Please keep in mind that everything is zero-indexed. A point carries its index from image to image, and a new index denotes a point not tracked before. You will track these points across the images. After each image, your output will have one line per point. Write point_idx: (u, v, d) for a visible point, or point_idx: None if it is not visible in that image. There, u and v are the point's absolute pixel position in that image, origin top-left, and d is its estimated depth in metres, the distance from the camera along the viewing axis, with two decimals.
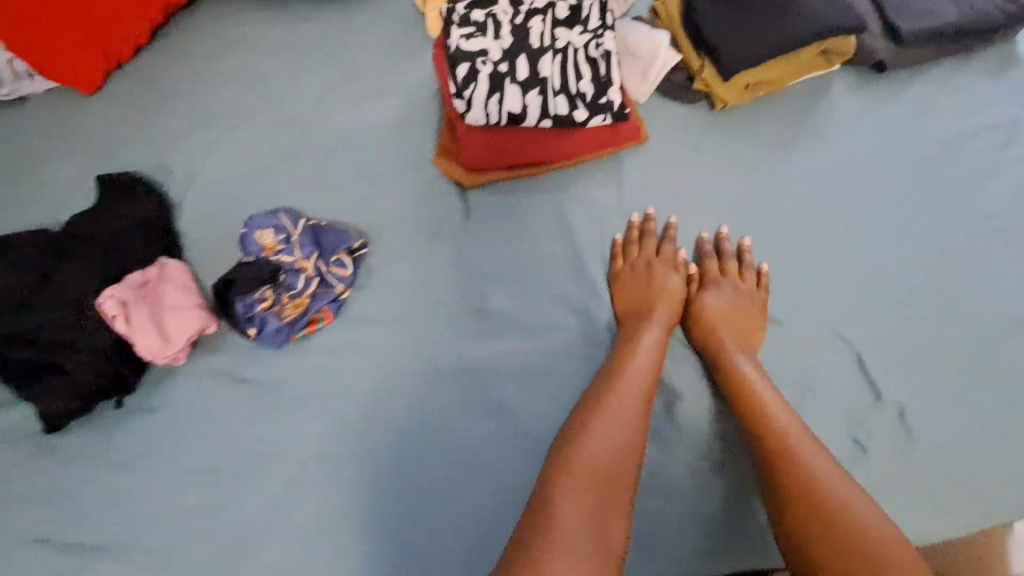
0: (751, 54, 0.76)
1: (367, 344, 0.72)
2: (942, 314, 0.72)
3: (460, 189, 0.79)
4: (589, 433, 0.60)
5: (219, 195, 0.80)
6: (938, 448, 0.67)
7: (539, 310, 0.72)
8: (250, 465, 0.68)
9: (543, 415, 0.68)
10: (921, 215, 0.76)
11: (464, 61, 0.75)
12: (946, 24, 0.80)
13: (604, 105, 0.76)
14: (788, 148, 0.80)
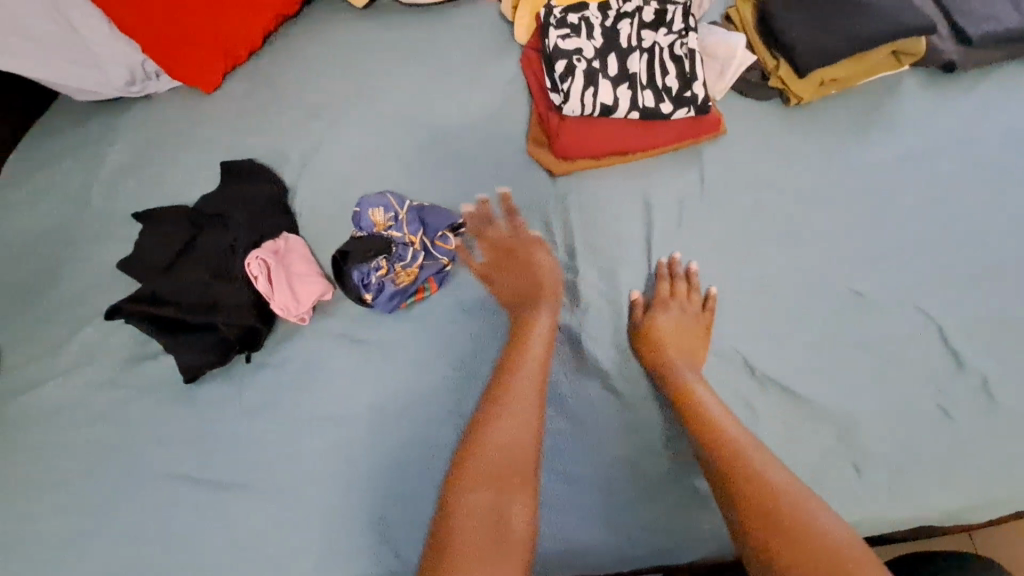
0: (827, 53, 0.84)
1: (463, 310, 0.81)
2: (1014, 293, 0.74)
3: (549, 176, 0.88)
4: (484, 436, 0.66)
5: (334, 181, 0.94)
6: (1020, 420, 0.68)
7: (622, 281, 0.80)
8: (361, 413, 0.77)
9: (629, 375, 0.74)
10: (991, 203, 0.80)
11: (561, 59, 0.84)
12: (1013, 27, 0.86)
13: (689, 98, 0.84)
14: (858, 139, 0.86)
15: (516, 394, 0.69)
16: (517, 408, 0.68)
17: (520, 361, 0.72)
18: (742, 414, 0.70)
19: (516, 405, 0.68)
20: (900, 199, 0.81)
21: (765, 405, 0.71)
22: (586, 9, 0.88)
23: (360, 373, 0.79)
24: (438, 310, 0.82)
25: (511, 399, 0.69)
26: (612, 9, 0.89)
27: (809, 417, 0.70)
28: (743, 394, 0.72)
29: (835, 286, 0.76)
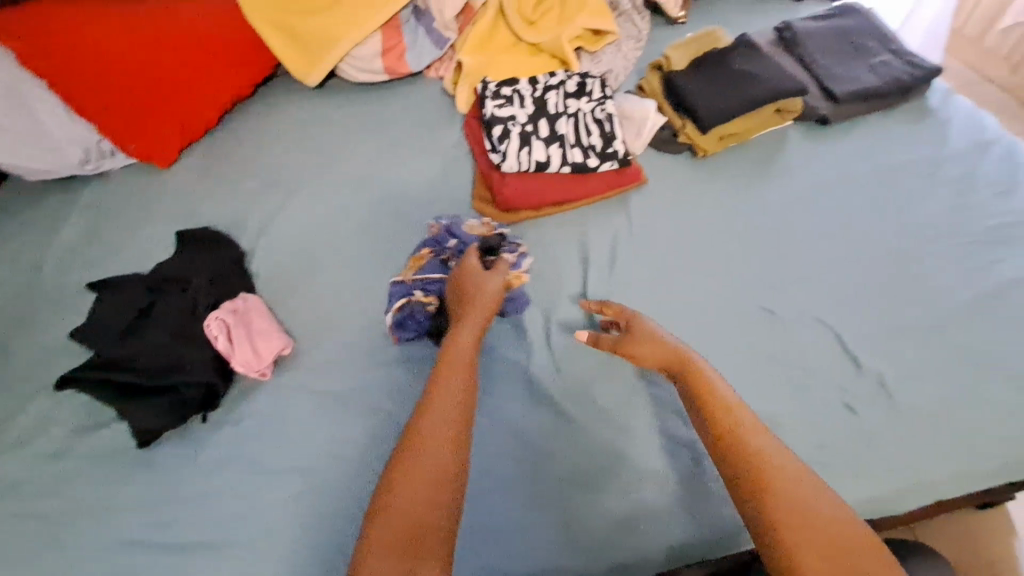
0: (722, 113, 1.01)
1: (420, 353, 0.86)
2: (899, 301, 0.85)
3: (494, 228, 0.97)
4: (438, 411, 0.64)
5: (290, 241, 0.99)
6: (916, 410, 0.76)
7: (563, 316, 0.88)
8: (319, 461, 0.78)
9: (574, 401, 0.81)
10: (871, 226, 0.93)
11: (498, 124, 0.95)
12: (869, 86, 1.04)
13: (611, 154, 0.96)
14: (755, 183, 1.00)
15: (445, 393, 0.66)
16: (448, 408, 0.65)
17: (455, 361, 0.70)
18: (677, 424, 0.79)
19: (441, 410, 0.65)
20: (798, 231, 0.93)
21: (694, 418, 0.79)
22: (517, 83, 1.01)
23: (318, 421, 0.81)
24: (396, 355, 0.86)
25: (443, 400, 0.65)
26: (541, 83, 1.03)
27: None
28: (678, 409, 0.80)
29: (750, 307, 0.86)
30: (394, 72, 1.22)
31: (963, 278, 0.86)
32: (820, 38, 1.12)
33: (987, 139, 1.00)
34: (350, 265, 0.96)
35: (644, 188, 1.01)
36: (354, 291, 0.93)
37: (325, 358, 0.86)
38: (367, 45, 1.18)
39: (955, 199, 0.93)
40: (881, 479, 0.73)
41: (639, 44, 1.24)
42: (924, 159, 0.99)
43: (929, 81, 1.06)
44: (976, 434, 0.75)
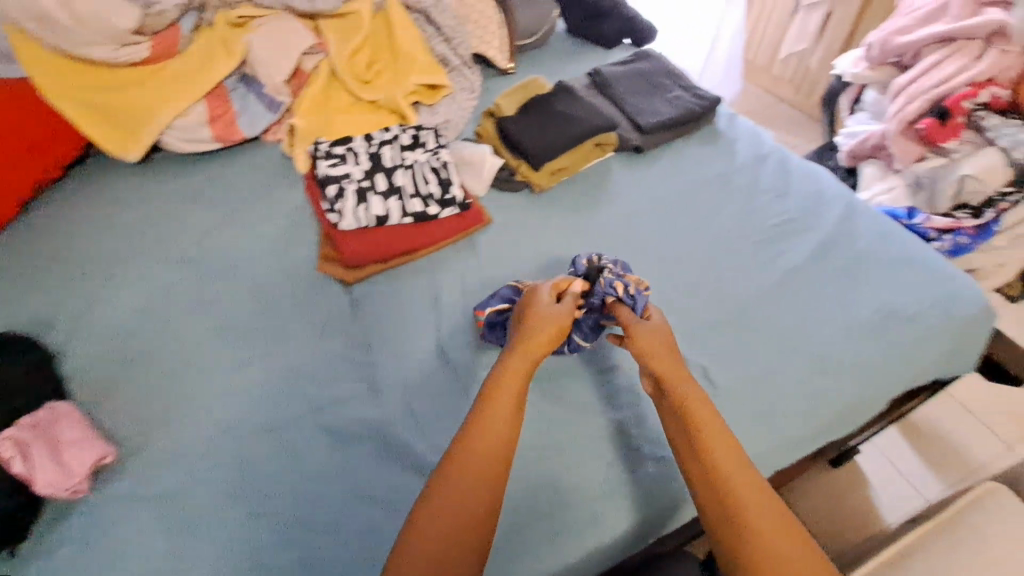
0: (549, 152, 1.11)
1: (267, 423, 0.82)
2: (710, 297, 0.97)
3: (343, 285, 0.97)
4: (472, 439, 0.64)
5: (115, 333, 0.92)
6: (734, 390, 0.86)
7: (415, 359, 0.88)
8: (151, 566, 0.70)
9: (431, 441, 0.79)
10: (681, 236, 1.06)
11: (332, 184, 0.98)
12: (669, 116, 1.20)
13: (451, 199, 1.01)
14: (582, 211, 1.10)
15: (495, 418, 0.66)
16: (499, 433, 0.65)
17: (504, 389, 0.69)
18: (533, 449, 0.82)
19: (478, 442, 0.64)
20: (626, 250, 1.04)
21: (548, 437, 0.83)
22: (351, 141, 1.04)
23: (152, 522, 0.73)
24: (240, 431, 0.82)
25: (488, 428, 0.65)
26: (376, 139, 1.05)
27: (581, 436, 0.84)
28: (532, 433, 0.83)
29: None
30: (226, 139, 1.19)
31: (756, 269, 1.01)
32: (624, 81, 1.29)
33: (763, 152, 1.21)
34: (191, 349, 0.91)
35: (489, 227, 1.06)
36: (196, 376, 0.87)
37: (160, 450, 0.80)
38: (192, 114, 1.16)
39: (743, 205, 1.10)
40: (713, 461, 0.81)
41: (474, 94, 1.31)
42: (717, 175, 1.16)
43: (714, 109, 1.27)
44: (781, 402, 0.86)
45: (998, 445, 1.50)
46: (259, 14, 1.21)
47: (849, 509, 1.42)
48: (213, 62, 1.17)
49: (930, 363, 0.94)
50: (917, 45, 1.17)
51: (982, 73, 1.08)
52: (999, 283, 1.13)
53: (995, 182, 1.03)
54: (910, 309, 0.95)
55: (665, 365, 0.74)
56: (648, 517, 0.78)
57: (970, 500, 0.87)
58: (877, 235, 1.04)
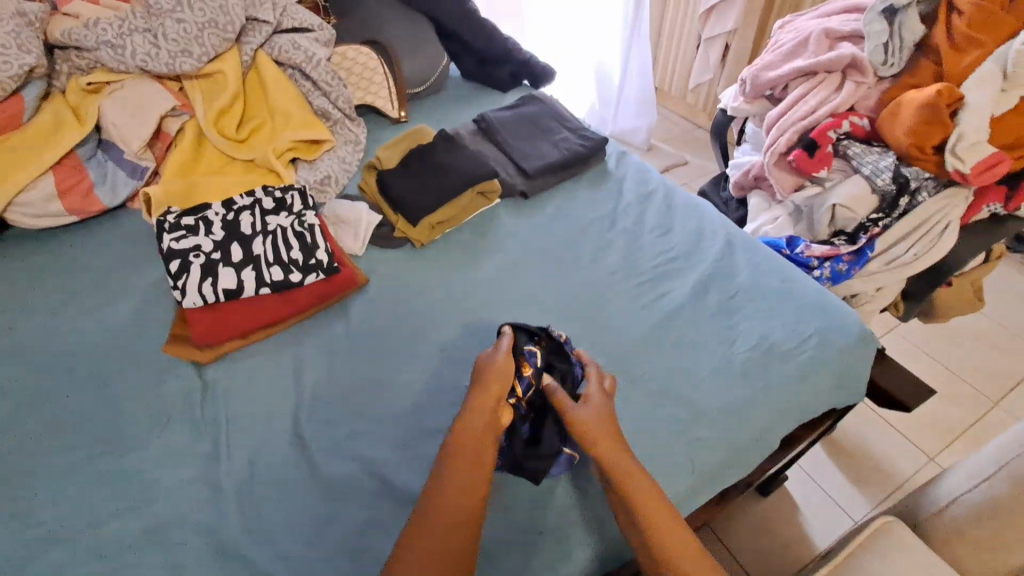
0: (425, 206, 1.08)
1: (88, 532, 0.72)
2: (592, 344, 0.94)
3: (196, 366, 0.89)
4: (436, 508, 0.64)
5: None
6: None
7: (271, 444, 0.81)
8: None
9: (277, 539, 0.72)
10: (564, 279, 1.03)
11: (176, 259, 0.91)
12: (554, 161, 1.20)
13: (315, 264, 0.94)
14: (464, 262, 1.06)
15: (459, 477, 0.67)
16: (477, 476, 0.67)
17: (471, 432, 0.71)
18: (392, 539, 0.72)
19: (458, 487, 0.66)
20: (509, 301, 0.99)
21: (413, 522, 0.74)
22: (205, 209, 0.98)
23: None
24: (53, 545, 0.71)
25: (450, 501, 0.65)
26: (236, 204, 1.00)
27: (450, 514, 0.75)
28: (392, 516, 0.74)
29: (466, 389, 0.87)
30: (82, 211, 1.10)
31: (638, 311, 0.98)
32: (509, 126, 1.28)
33: (649, 190, 1.21)
34: (6, 454, 0.79)
35: (364, 289, 1.01)
36: (7, 487, 0.76)
37: None
38: (37, 188, 1.06)
39: (626, 246, 1.09)
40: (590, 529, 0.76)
41: (359, 146, 1.26)
42: (603, 216, 1.15)
43: (601, 150, 1.27)
44: (663, 454, 0.82)
45: (917, 455, 1.49)
46: (114, 78, 1.14)
47: (782, 537, 1.36)
48: (62, 133, 1.10)
49: (815, 395, 0.92)
50: (783, 79, 1.19)
51: (841, 104, 1.12)
52: (885, 303, 1.14)
53: (864, 209, 1.06)
54: (789, 343, 0.94)
55: (603, 440, 0.73)
56: None
57: (861, 540, 0.84)
58: (756, 266, 1.05)
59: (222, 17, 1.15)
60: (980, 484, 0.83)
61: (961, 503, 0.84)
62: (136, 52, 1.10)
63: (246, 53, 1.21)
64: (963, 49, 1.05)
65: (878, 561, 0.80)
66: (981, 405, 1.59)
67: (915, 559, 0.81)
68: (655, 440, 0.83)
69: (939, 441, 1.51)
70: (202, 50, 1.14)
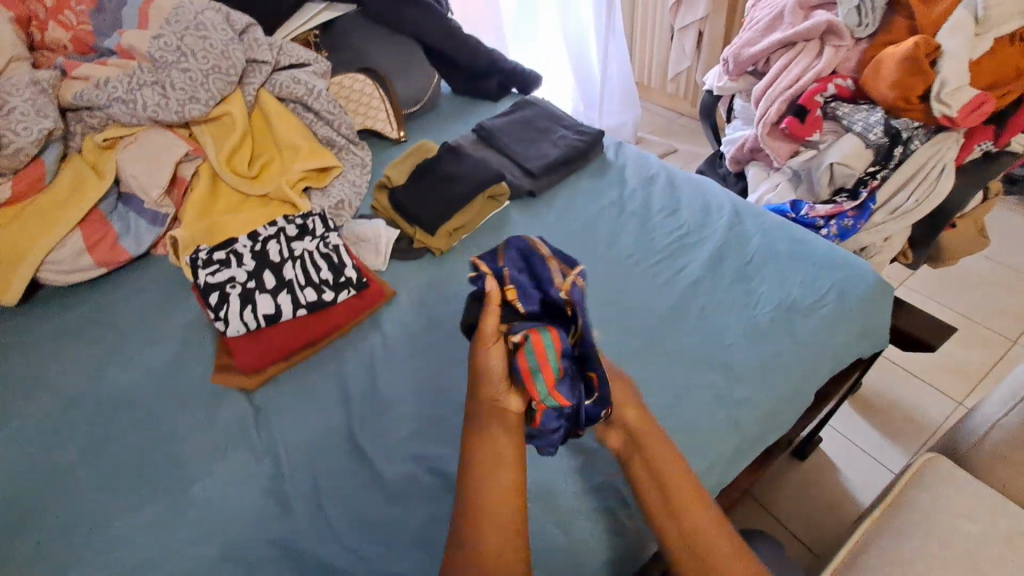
0: (440, 215, 1.12)
1: (168, 559, 0.75)
2: (621, 324, 0.97)
3: (245, 393, 0.92)
4: (474, 446, 0.69)
5: None
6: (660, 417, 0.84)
7: (330, 456, 0.84)
8: None
9: (349, 544, 0.75)
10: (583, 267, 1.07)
11: (214, 291, 0.95)
12: (556, 158, 1.24)
13: (345, 282, 0.98)
14: None
15: (490, 416, 0.69)
16: (501, 468, 0.67)
17: (483, 438, 0.69)
18: None
19: (482, 432, 0.69)
20: None
21: None
22: (233, 243, 1.02)
23: None
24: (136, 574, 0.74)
25: (490, 435, 0.69)
26: (261, 236, 1.04)
27: None
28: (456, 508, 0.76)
29: None
30: (110, 262, 1.13)
31: (658, 288, 1.02)
32: (507, 131, 1.32)
33: (651, 175, 1.25)
34: (80, 495, 0.82)
35: (393, 300, 1.04)
36: (82, 528, 0.79)
37: None
38: (66, 246, 1.10)
39: (637, 229, 1.13)
40: None
41: (365, 169, 1.31)
42: (611, 204, 1.19)
43: (598, 143, 1.31)
44: (707, 418, 0.85)
45: (947, 402, 1.51)
46: (126, 132, 1.19)
47: (826, 498, 1.37)
48: (85, 190, 1.14)
49: (841, 346, 0.95)
50: (765, 53, 1.23)
51: (824, 69, 1.16)
52: (893, 252, 1.17)
53: (861, 164, 1.10)
54: (808, 299, 0.97)
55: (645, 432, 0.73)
56: (594, 568, 0.72)
57: (907, 478, 0.87)
58: (765, 231, 1.09)
59: (225, 62, 1.20)
60: (1014, 405, 0.88)
61: (999, 427, 0.87)
62: (146, 104, 1.15)
63: (249, 93, 1.26)
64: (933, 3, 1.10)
65: (928, 494, 0.83)
66: (1000, 345, 1.61)
67: (963, 486, 0.83)
68: (697, 406, 0.86)
69: (964, 384, 1.54)
70: (208, 95, 1.19)
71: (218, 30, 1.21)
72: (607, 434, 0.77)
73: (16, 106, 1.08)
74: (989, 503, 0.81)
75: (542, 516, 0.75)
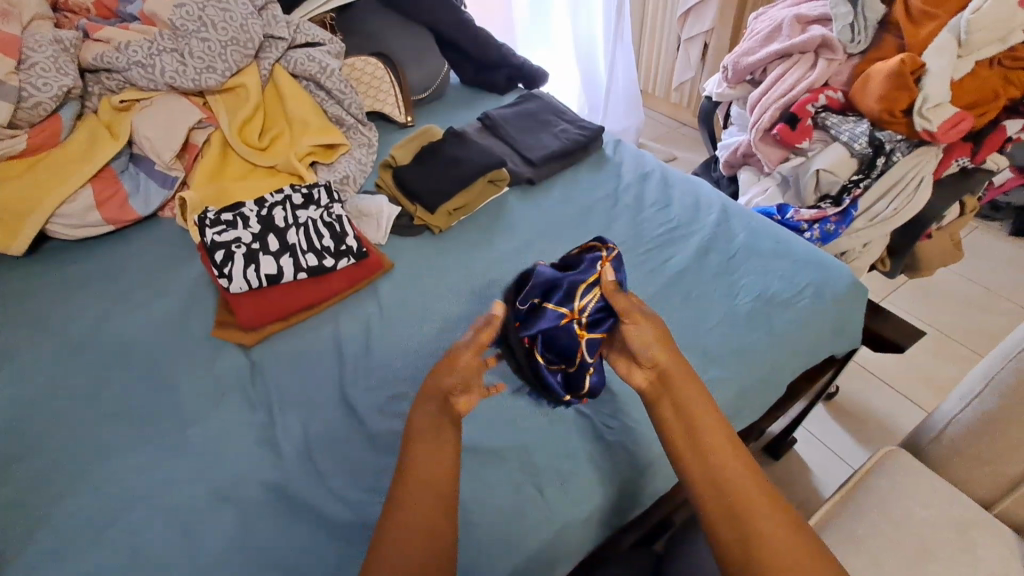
0: (441, 194, 1.16)
1: (161, 494, 0.79)
2: None
3: (243, 349, 0.96)
4: (416, 432, 0.66)
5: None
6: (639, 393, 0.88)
7: (321, 411, 0.87)
8: None
9: (335, 490, 0.79)
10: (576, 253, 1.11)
11: (220, 250, 0.98)
12: (557, 149, 1.29)
13: (346, 250, 1.02)
14: (481, 244, 1.14)
15: (435, 405, 0.67)
16: (443, 456, 0.64)
17: (427, 423, 0.66)
18: None
19: (428, 420, 0.67)
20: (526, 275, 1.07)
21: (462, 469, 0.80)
22: (240, 207, 1.06)
23: None
24: (130, 507, 0.78)
25: (438, 424, 0.66)
26: (267, 202, 1.08)
27: (494, 462, 0.80)
28: None
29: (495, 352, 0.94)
30: (119, 220, 1.17)
31: (645, 276, 1.06)
32: (511, 121, 1.37)
33: (646, 172, 1.30)
34: (79, 432, 0.86)
35: (390, 272, 1.09)
36: (81, 463, 0.82)
37: (44, 540, 0.75)
38: (76, 201, 1.13)
39: (629, 221, 1.17)
40: (621, 466, 0.82)
41: (372, 148, 1.35)
42: (606, 197, 1.24)
43: (598, 138, 1.36)
44: None
45: (917, 411, 1.56)
46: (143, 96, 1.22)
47: (795, 496, 1.42)
48: (98, 148, 1.17)
49: (815, 340, 1.00)
50: (762, 63, 1.29)
51: (817, 80, 1.21)
52: (871, 259, 1.23)
53: (845, 172, 1.16)
54: (787, 295, 1.02)
55: (676, 367, 0.70)
56: (565, 525, 0.77)
57: (868, 467, 0.90)
58: (751, 230, 1.14)
59: (243, 35, 1.24)
60: (972, 402, 0.88)
61: (956, 423, 0.90)
62: (165, 69, 1.19)
63: (264, 67, 1.31)
64: (921, 24, 1.16)
65: (886, 483, 0.87)
66: (971, 362, 1.67)
67: (920, 478, 0.87)
68: None
69: (936, 396, 1.59)
70: (225, 66, 1.23)
71: (239, 5, 1.25)
72: (636, 369, 0.74)
73: (38, 62, 1.11)
74: (943, 494, 0.85)
75: (519, 476, 0.79)
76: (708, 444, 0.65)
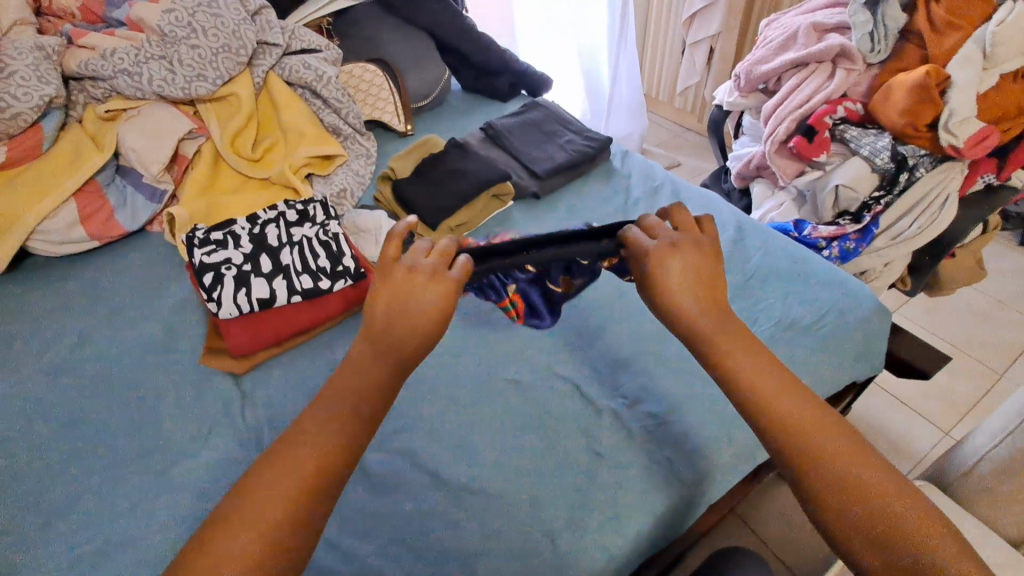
0: (443, 209, 1.11)
1: (137, 542, 0.72)
2: (620, 331, 0.96)
3: (233, 377, 0.91)
4: (306, 419, 0.57)
5: None
6: (653, 427, 0.83)
7: None
8: None
9: (328, 537, 0.73)
10: None
11: (208, 272, 0.94)
12: (565, 161, 1.24)
13: (343, 271, 0.96)
14: None
15: (338, 393, 0.58)
16: (320, 453, 0.54)
17: (320, 413, 0.57)
18: (443, 530, 0.73)
19: (325, 408, 0.58)
20: None
21: (465, 515, 0.74)
22: (231, 224, 1.01)
23: None
24: (102, 557, 0.71)
25: (324, 412, 0.57)
26: (260, 219, 1.03)
27: (500, 506, 0.75)
28: (441, 508, 0.75)
29: (501, 381, 0.89)
30: (103, 236, 1.11)
31: None
32: (515, 132, 1.32)
33: (656, 185, 1.25)
34: (53, 470, 0.80)
35: None
36: (53, 506, 0.76)
37: None
38: (59, 216, 1.08)
39: None
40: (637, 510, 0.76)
41: (371, 159, 1.30)
42: (614, 211, 1.19)
43: (605, 149, 1.31)
44: (701, 432, 0.83)
45: (933, 430, 1.51)
46: (130, 105, 1.17)
47: None
48: (82, 160, 1.12)
49: (835, 366, 0.95)
50: (777, 72, 1.24)
51: (835, 91, 1.16)
52: (892, 278, 1.18)
53: (866, 188, 1.11)
54: (808, 319, 0.97)
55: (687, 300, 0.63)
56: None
57: None
58: (767, 248, 1.09)
59: (235, 41, 1.18)
60: (1004, 438, 0.85)
61: (989, 460, 0.86)
62: (153, 78, 1.13)
63: (258, 75, 1.24)
64: (945, 33, 1.10)
65: None
66: (987, 378, 1.62)
67: (953, 518, 0.82)
68: (690, 418, 0.84)
69: (952, 415, 1.54)
70: (216, 74, 1.17)
71: (231, 10, 1.19)
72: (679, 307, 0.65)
73: (18, 70, 1.05)
74: (978, 536, 0.80)
75: (525, 522, 0.74)
76: (801, 426, 0.57)
